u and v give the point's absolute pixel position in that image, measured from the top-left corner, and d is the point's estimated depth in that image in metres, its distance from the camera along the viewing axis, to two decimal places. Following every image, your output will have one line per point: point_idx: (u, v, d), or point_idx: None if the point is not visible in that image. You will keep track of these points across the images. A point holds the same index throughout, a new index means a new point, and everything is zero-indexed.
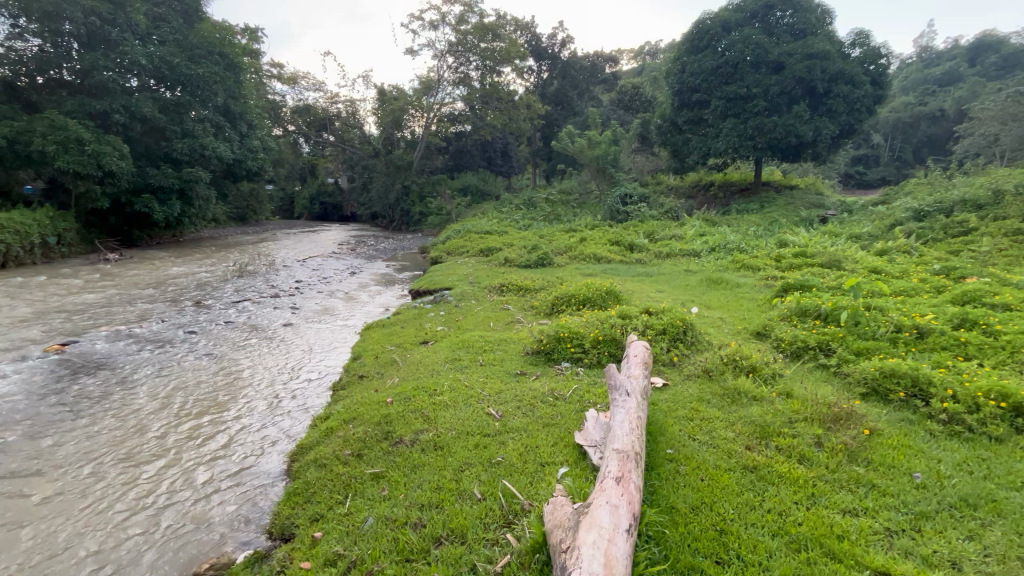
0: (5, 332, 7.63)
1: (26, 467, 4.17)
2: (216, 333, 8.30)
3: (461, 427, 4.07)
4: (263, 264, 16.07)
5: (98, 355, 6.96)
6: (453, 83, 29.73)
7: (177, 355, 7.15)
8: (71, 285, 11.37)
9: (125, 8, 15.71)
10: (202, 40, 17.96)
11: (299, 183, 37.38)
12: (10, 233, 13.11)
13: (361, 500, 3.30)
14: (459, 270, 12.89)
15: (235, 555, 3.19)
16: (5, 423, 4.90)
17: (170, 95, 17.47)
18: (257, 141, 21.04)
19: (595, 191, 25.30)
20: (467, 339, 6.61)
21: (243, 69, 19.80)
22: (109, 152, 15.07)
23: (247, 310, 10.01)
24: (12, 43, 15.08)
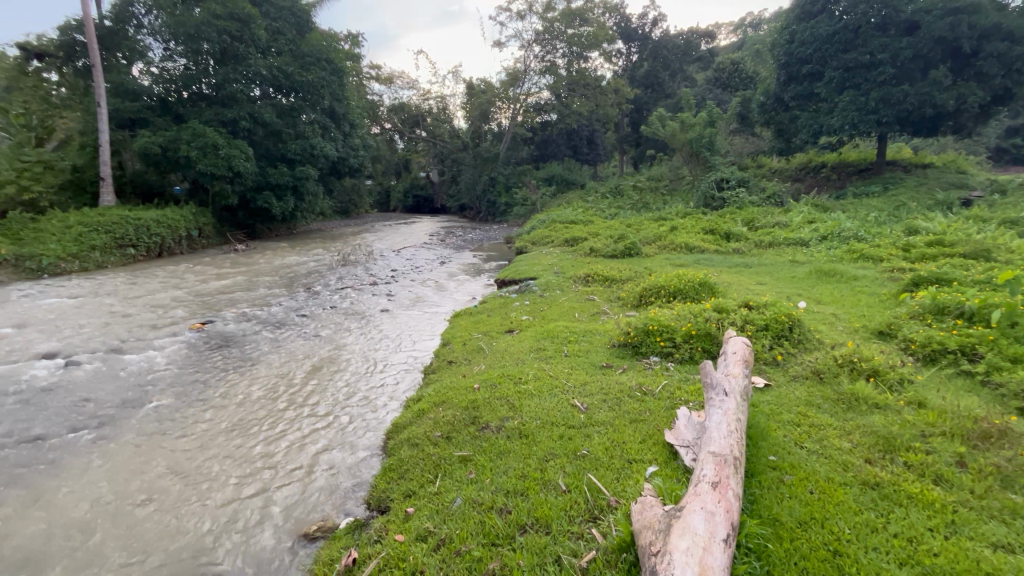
0: (160, 311, 9.02)
1: (176, 426, 4.90)
2: (323, 317, 9.13)
3: (546, 417, 4.07)
4: (363, 253, 17.34)
5: (230, 333, 8.00)
6: (539, 72, 29.54)
7: (292, 335, 7.98)
8: (209, 272, 13.14)
9: (250, 25, 17.66)
10: (312, 49, 19.66)
11: (395, 178, 39.65)
12: (164, 227, 15.43)
13: (450, 481, 3.43)
14: (544, 260, 12.90)
15: (338, 521, 3.49)
16: (160, 387, 5.81)
17: (286, 101, 19.42)
18: (358, 139, 22.68)
19: (687, 176, 23.86)
20: (552, 329, 6.59)
21: (346, 73, 21.35)
22: (237, 154, 17.15)
23: (349, 296, 10.89)
24: (165, 65, 17.52)
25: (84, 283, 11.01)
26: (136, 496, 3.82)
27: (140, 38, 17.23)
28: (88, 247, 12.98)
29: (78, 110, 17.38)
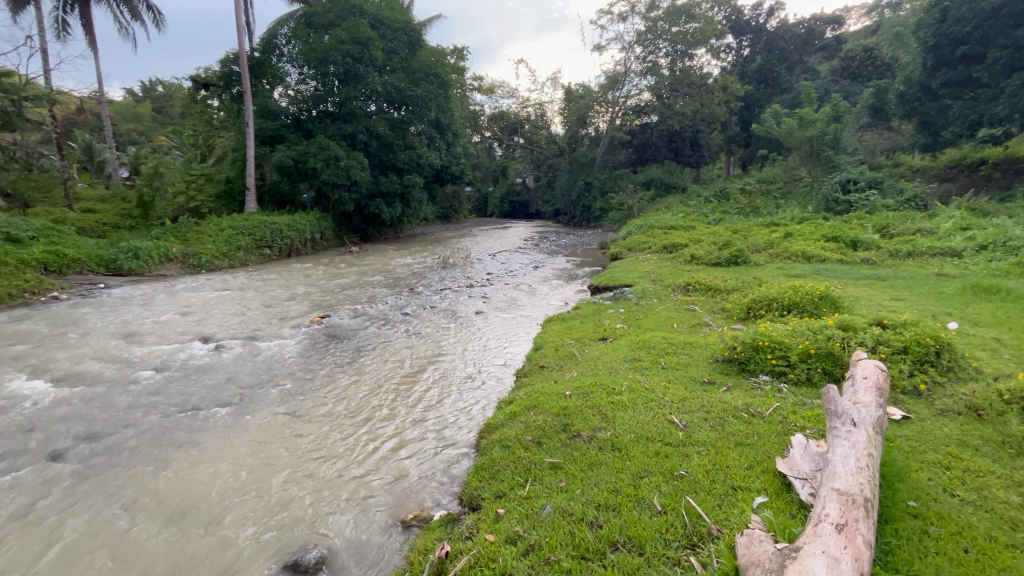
0: (289, 305, 10.23)
1: (299, 408, 5.52)
2: (424, 316, 9.70)
3: (641, 431, 3.90)
4: (461, 257, 18.14)
5: (343, 327, 8.83)
6: (640, 74, 28.64)
7: (396, 332, 8.60)
8: (328, 271, 14.60)
9: (370, 47, 19.44)
10: (421, 65, 21.06)
11: (492, 184, 40.98)
12: (294, 230, 17.47)
13: (540, 487, 3.42)
14: (641, 267, 12.46)
15: (432, 512, 3.66)
16: (287, 373, 6.58)
17: (397, 115, 21.00)
18: (460, 148, 23.81)
19: (807, 178, 21.54)
20: (648, 339, 6.33)
21: (451, 86, 22.53)
22: (355, 165, 18.88)
23: (448, 297, 11.44)
24: (299, 88, 19.93)
25: (231, 278, 12.85)
26: (263, 467, 4.31)
27: (281, 66, 19.78)
28: (235, 248, 15.08)
29: (232, 131, 20.33)
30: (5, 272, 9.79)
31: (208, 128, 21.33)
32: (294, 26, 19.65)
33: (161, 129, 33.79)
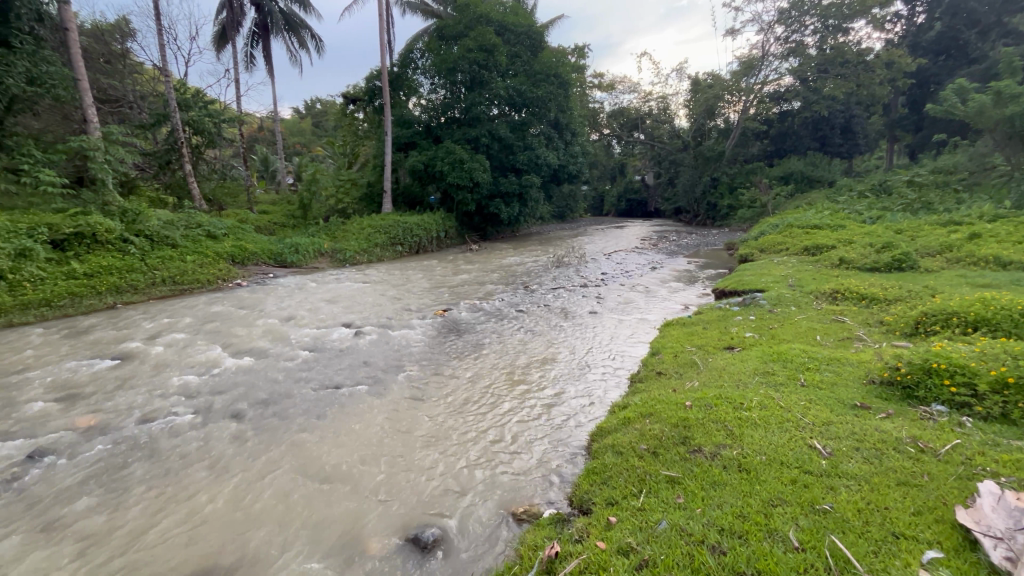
0: (416, 298, 11.12)
1: (422, 394, 5.97)
2: (538, 314, 9.85)
3: (775, 453, 3.50)
4: (576, 256, 18.03)
5: (462, 320, 9.34)
6: (781, 57, 25.82)
7: (511, 328, 8.85)
8: (450, 268, 15.55)
9: (494, 53, 20.29)
10: (543, 67, 21.36)
11: (609, 183, 40.11)
12: (421, 229, 18.93)
13: (655, 500, 3.25)
14: (775, 271, 11.22)
15: (542, 510, 3.70)
16: (413, 360, 7.16)
17: (518, 117, 21.58)
18: (578, 147, 23.69)
19: (1004, 166, 17.53)
20: (783, 351, 5.67)
21: (572, 85, 22.49)
22: (477, 167, 19.81)
23: (561, 296, 11.47)
24: (431, 97, 21.53)
25: (369, 272, 14.36)
26: (391, 445, 4.74)
27: (416, 78, 21.53)
28: (373, 245, 16.80)
29: (373, 140, 22.68)
30: (206, 262, 12.08)
31: (354, 139, 24.07)
32: (428, 41, 21.32)
33: (319, 141, 39.14)
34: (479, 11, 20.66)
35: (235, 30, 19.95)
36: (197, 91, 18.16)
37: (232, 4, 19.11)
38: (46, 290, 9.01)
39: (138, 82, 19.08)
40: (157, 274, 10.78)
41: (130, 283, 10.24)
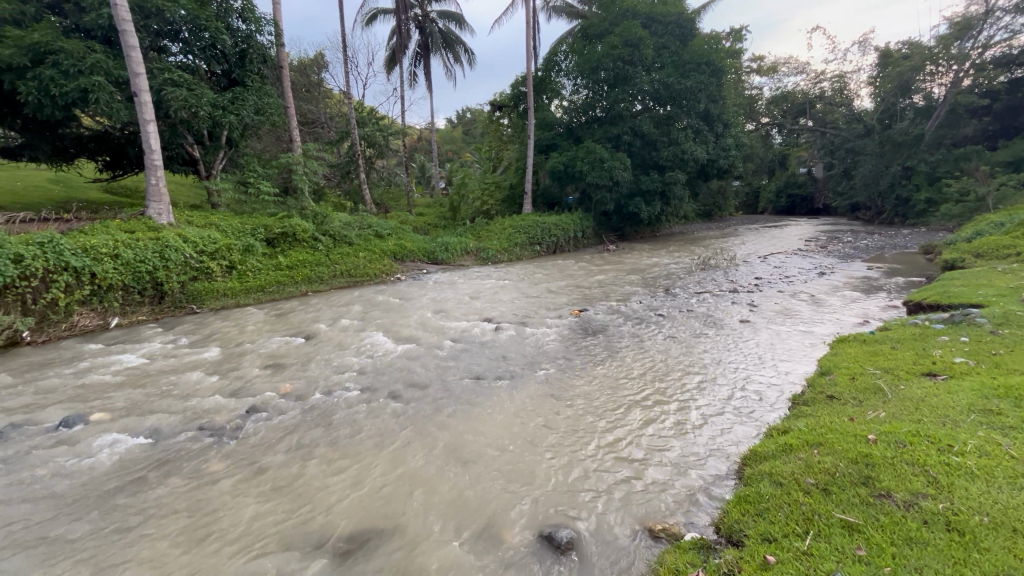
0: (552, 297, 11.29)
1: (557, 393, 6.02)
2: (680, 319, 9.26)
3: (1004, 517, 2.74)
4: (724, 258, 16.52)
5: (598, 322, 9.21)
6: (1016, 10, 20.33)
7: (649, 333, 8.47)
8: (586, 268, 15.45)
9: (640, 47, 19.61)
10: (693, 56, 19.93)
11: (767, 177, 35.97)
12: (559, 229, 19.18)
13: (827, 546, 2.80)
14: (1000, 281, 8.88)
15: (683, 531, 3.46)
16: (549, 359, 7.27)
17: (663, 111, 20.56)
18: (731, 139, 21.42)
19: None
20: (1016, 385, 4.42)
21: (726, 72, 20.53)
22: (618, 166, 19.34)
23: (706, 301, 10.63)
24: (573, 97, 21.66)
25: (508, 271, 15.00)
26: (527, 440, 4.87)
27: (558, 80, 21.85)
28: (513, 244, 17.55)
29: (517, 143, 23.60)
30: (374, 258, 13.88)
31: (499, 143, 25.36)
32: (572, 42, 21.48)
33: (467, 147, 42.22)
34: (625, 6, 20.21)
35: (402, 52, 22.47)
36: (372, 110, 20.93)
37: (401, 29, 21.54)
38: (261, 279, 11.25)
39: (328, 106, 22.68)
40: (337, 268, 12.73)
41: (318, 275, 12.26)
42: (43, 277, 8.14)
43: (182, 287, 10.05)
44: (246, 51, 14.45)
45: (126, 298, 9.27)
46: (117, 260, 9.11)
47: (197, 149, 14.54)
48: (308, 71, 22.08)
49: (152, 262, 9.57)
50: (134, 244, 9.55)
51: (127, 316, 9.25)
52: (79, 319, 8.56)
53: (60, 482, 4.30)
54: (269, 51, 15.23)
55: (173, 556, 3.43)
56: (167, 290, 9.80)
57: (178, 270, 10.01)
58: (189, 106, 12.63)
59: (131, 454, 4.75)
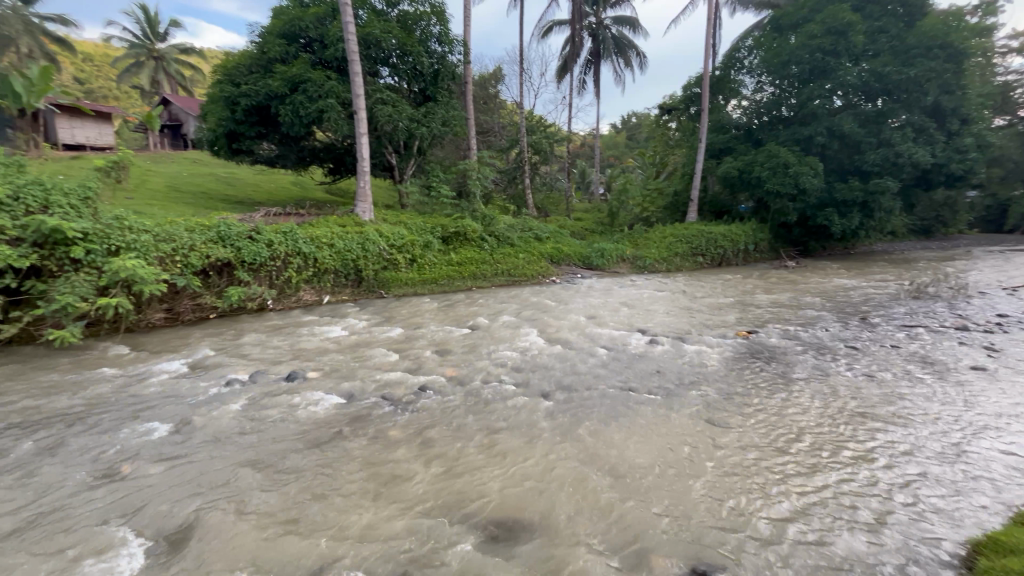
0: (715, 313, 10.39)
1: (718, 419, 5.53)
2: (880, 355, 7.71)
3: None
4: (950, 286, 13.21)
5: (771, 346, 8.17)
6: None
7: (837, 366, 7.22)
8: (756, 285, 13.84)
9: (848, 34, 16.94)
10: (922, 38, 16.35)
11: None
12: (727, 240, 17.53)
13: None
14: None
15: None
16: (709, 379, 6.71)
17: (873, 107, 17.29)
18: (970, 138, 16.76)
19: None
20: None
21: (972, 54, 16.32)
22: (806, 171, 16.86)
23: (921, 338, 8.63)
24: (755, 96, 19.63)
25: (665, 282, 14.23)
26: (680, 464, 4.57)
27: (739, 78, 20.02)
28: (673, 254, 16.67)
29: (684, 148, 22.27)
30: (532, 259, 14.53)
31: (665, 148, 24.28)
32: (760, 35, 19.48)
33: (630, 153, 41.33)
34: None
35: (574, 61, 22.98)
36: (541, 118, 21.85)
37: (574, 39, 22.06)
38: (435, 272, 12.64)
39: (501, 116, 24.39)
40: (499, 267, 13.64)
41: (482, 272, 13.30)
42: (283, 259, 10.34)
43: (375, 274, 11.79)
44: (439, 70, 16.35)
45: (336, 279, 11.25)
46: (332, 249, 11.11)
47: (394, 157, 16.86)
48: (486, 85, 24.07)
49: (355, 252, 11.43)
50: (345, 236, 11.53)
51: (335, 295, 11.20)
52: (303, 295, 10.65)
53: (287, 421, 5.42)
54: (457, 69, 17.01)
55: (358, 501, 4.05)
56: (364, 277, 11.59)
57: (374, 261, 11.77)
58: (392, 120, 14.75)
59: (334, 409, 5.75)
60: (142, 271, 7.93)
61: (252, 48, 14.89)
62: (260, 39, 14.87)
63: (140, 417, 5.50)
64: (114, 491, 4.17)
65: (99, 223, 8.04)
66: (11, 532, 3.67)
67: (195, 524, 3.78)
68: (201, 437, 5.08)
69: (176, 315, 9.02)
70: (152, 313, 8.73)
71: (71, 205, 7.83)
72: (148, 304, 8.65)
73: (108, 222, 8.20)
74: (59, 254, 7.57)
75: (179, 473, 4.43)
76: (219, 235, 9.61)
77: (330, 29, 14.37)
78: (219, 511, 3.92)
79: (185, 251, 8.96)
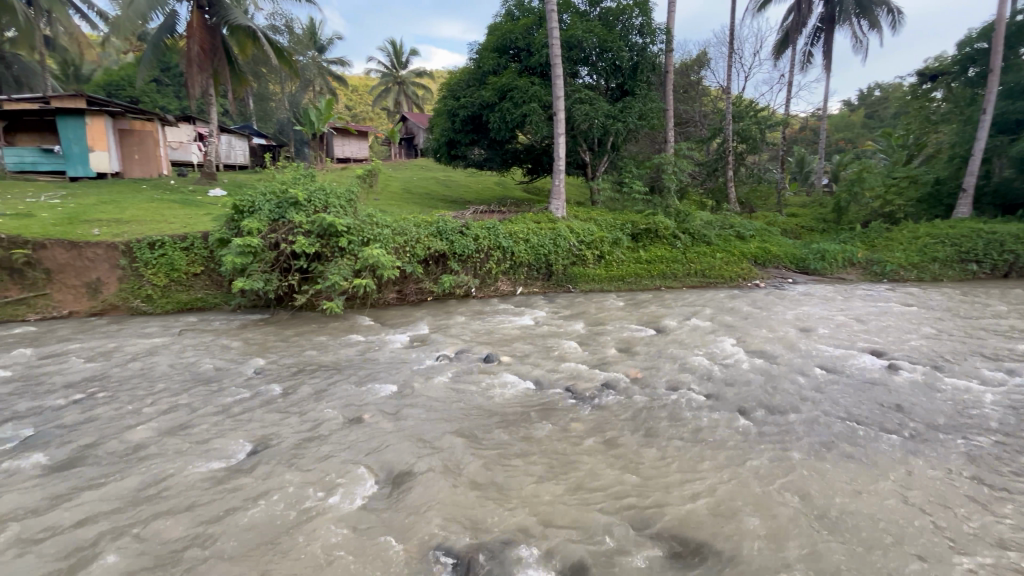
0: (995, 339, 7.87)
1: (989, 483, 4.24)
2: None
3: None
4: None
5: None
6: None
7: None
8: None
9: None
10: None
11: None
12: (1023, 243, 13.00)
13: None
14: None
15: None
16: (980, 427, 5.14)
17: None
18: None
19: None
20: None
21: None
22: None
23: None
24: None
25: (914, 294, 11.34)
26: (920, 530, 3.69)
27: None
28: (928, 259, 13.18)
29: (956, 123, 17.22)
30: (732, 260, 13.24)
31: (924, 125, 19.21)
32: None
33: (870, 134, 33.85)
34: None
35: (797, 31, 19.83)
36: (751, 102, 19.51)
37: (800, 6, 19.04)
38: (623, 270, 12.52)
39: (704, 104, 22.60)
40: (692, 268, 12.82)
41: (673, 271, 12.71)
42: (486, 252, 11.52)
43: (565, 270, 12.24)
44: (638, 63, 15.98)
45: (529, 272, 12.03)
46: (527, 244, 11.93)
47: (588, 154, 17.12)
48: (688, 72, 22.49)
49: (548, 248, 12.06)
50: (539, 232, 12.24)
51: (528, 287, 11.99)
52: (500, 285, 11.70)
53: (483, 398, 6.05)
54: (658, 59, 16.37)
55: (541, 482, 4.33)
56: (554, 271, 12.13)
57: (564, 256, 12.21)
58: (588, 118, 15.01)
59: (523, 394, 6.19)
60: (383, 258, 9.76)
61: (471, 65, 16.85)
62: (477, 56, 16.71)
63: (377, 377, 6.81)
64: (358, 431, 5.30)
65: (357, 220, 10.19)
66: (300, 446, 4.99)
67: (412, 470, 4.56)
68: (418, 400, 6.04)
69: (404, 296, 10.83)
70: (387, 293, 10.64)
71: (341, 205, 10.09)
72: (385, 285, 10.59)
73: (362, 219, 10.32)
74: (332, 243, 9.82)
75: (402, 426, 5.37)
76: (439, 230, 11.20)
77: (536, 38, 15.37)
78: (429, 463, 4.63)
79: (414, 243, 10.71)
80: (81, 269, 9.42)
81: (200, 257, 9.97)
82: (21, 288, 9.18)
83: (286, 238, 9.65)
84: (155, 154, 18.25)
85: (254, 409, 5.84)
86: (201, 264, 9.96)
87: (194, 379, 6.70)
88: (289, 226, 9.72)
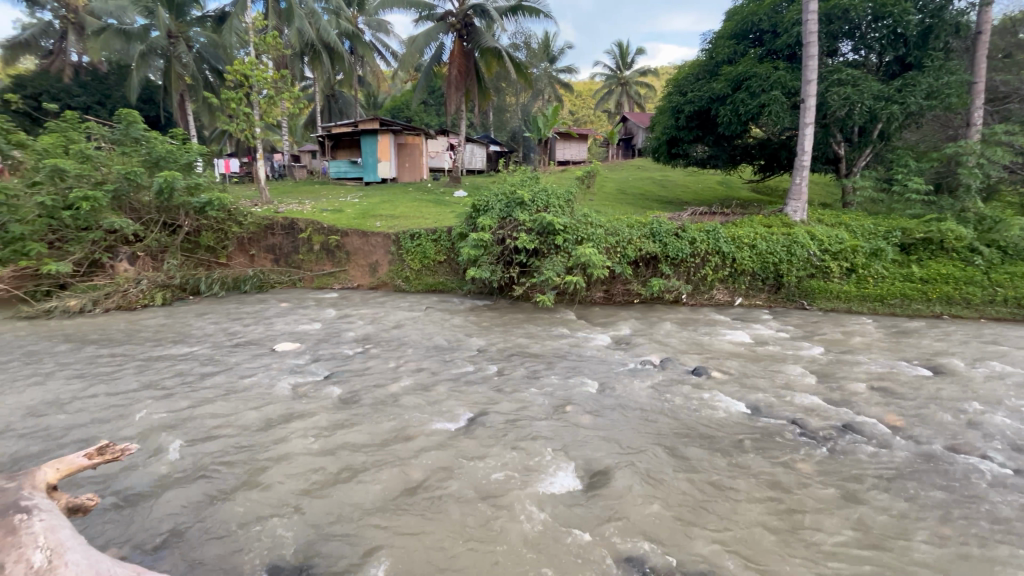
0: None
1: None
2: None
3: None
4: None
5: None
6: None
7: None
8: None
9: None
10: None
11: None
12: None
13: None
14: None
15: None
16: None
17: None
18: None
19: None
20: None
21: None
22: None
23: None
24: None
25: None
26: None
27: None
28: None
29: None
30: None
31: None
32: None
33: None
34: None
35: None
36: None
37: None
38: (882, 288, 10.08)
39: None
40: (997, 294, 9.53)
41: (964, 296, 9.66)
42: (702, 257, 10.71)
43: (798, 282, 10.51)
44: (933, 26, 12.51)
45: (752, 283, 10.73)
46: (753, 250, 10.61)
47: (843, 146, 14.27)
48: (1017, 29, 16.59)
49: (779, 256, 10.53)
50: (769, 237, 10.76)
51: (749, 298, 10.71)
52: (715, 294, 10.75)
53: (689, 414, 5.69)
54: (965, 18, 12.55)
55: (753, 521, 3.89)
56: (785, 283, 10.53)
57: (799, 267, 10.49)
58: (848, 103, 12.45)
59: (736, 417, 5.59)
60: (595, 258, 10.02)
61: (703, 56, 15.78)
62: (710, 46, 15.59)
63: (581, 372, 7.04)
64: (562, 420, 5.59)
65: (574, 219, 10.66)
66: (511, 422, 5.53)
67: (610, 469, 4.62)
68: (620, 402, 6.04)
69: (611, 296, 10.90)
70: (595, 291, 10.87)
71: (560, 205, 10.70)
72: (594, 283, 10.83)
73: (578, 218, 10.75)
74: (550, 241, 10.51)
75: (603, 426, 5.45)
76: (652, 232, 10.88)
77: (786, 15, 13.48)
78: (628, 468, 4.61)
79: (626, 244, 10.65)
80: (367, 252, 12.28)
81: (444, 247, 11.87)
82: (333, 264, 12.47)
83: (511, 235, 10.74)
84: (417, 161, 22.47)
85: (476, 382, 6.72)
86: (444, 254, 11.85)
87: (434, 349, 8.07)
88: (515, 223, 10.77)
